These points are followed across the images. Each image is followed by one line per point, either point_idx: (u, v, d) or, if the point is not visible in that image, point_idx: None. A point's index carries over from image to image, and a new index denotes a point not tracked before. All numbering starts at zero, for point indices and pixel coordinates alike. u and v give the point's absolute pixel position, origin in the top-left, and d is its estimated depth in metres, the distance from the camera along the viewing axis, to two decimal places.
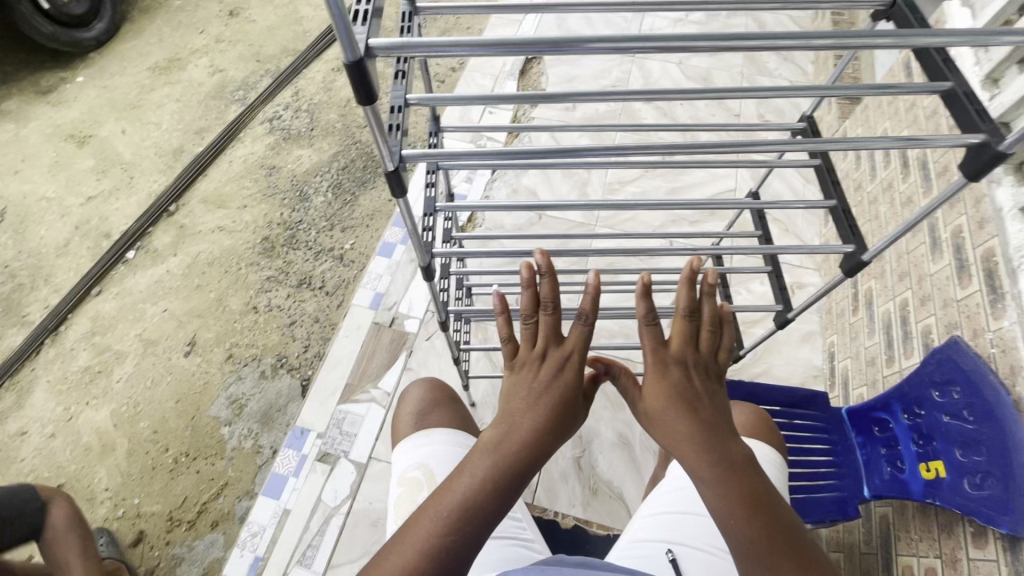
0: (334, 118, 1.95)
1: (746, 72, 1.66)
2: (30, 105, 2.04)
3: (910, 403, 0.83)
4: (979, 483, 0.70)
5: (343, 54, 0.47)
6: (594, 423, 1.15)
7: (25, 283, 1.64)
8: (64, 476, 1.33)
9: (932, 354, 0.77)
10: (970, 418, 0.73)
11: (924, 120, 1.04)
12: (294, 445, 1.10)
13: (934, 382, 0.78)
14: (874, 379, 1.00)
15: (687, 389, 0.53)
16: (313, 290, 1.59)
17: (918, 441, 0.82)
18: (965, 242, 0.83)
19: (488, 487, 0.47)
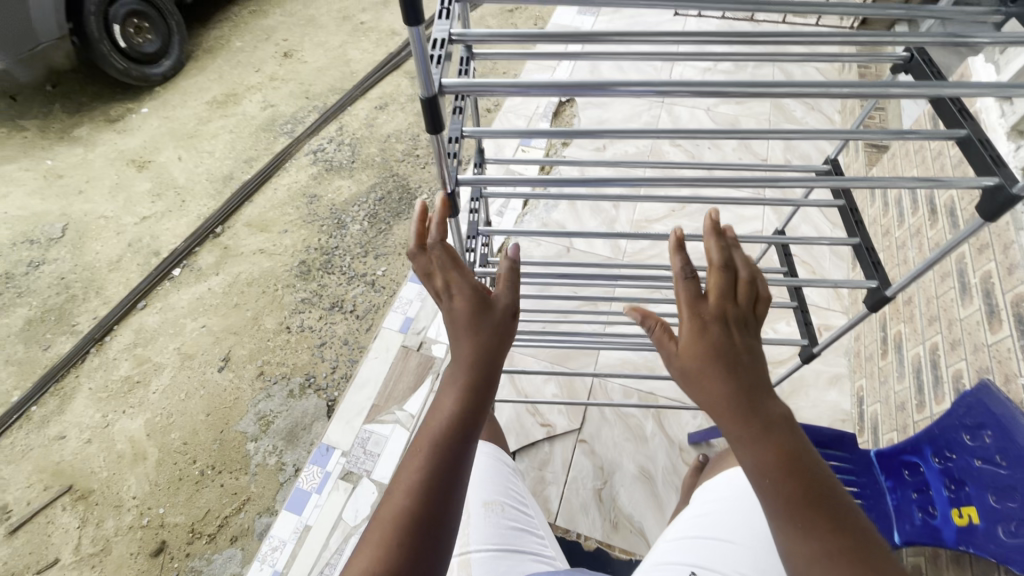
0: (375, 153, 2.06)
1: (773, 119, 1.71)
2: (99, 132, 2.21)
3: (940, 447, 0.82)
4: (1013, 530, 0.69)
5: (420, 91, 0.53)
6: (616, 455, 1.15)
7: (77, 294, 1.74)
8: (96, 482, 1.37)
9: (963, 397, 0.76)
10: (1003, 462, 0.72)
11: (951, 168, 1.06)
12: (318, 462, 1.12)
13: (964, 426, 0.77)
14: (904, 425, 0.98)
15: (719, 346, 0.53)
16: (344, 313, 1.64)
17: (950, 485, 0.81)
18: (995, 287, 0.83)
19: (461, 416, 0.51)
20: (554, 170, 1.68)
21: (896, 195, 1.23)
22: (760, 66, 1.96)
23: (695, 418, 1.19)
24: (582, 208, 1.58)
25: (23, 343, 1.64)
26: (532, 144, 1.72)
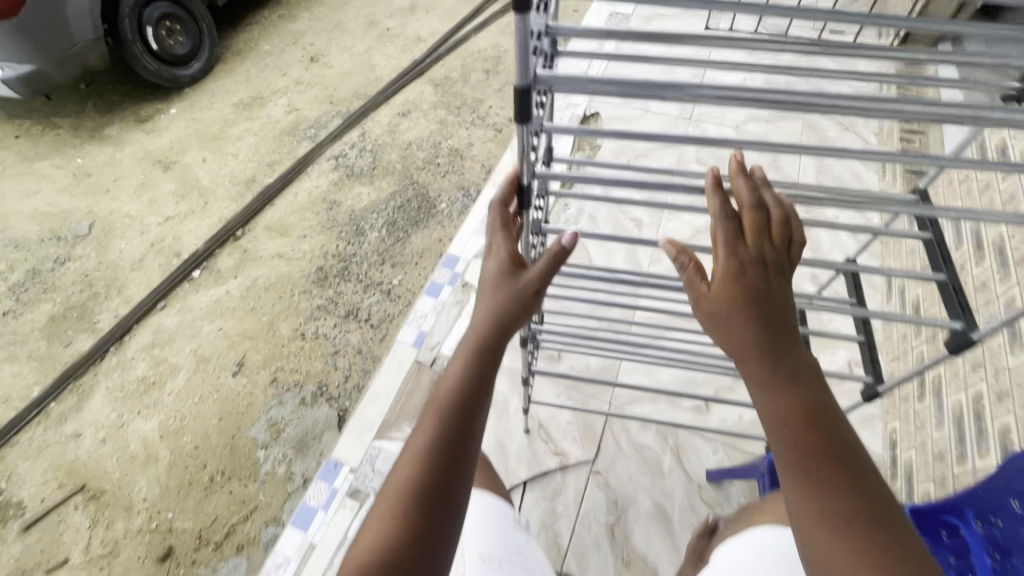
0: (396, 160, 2.05)
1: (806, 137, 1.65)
2: (129, 132, 2.26)
3: (985, 510, 0.76)
4: None
5: (516, 81, 0.50)
6: (630, 489, 1.11)
7: (100, 292, 1.77)
8: (108, 482, 1.38)
9: (1012, 457, 0.73)
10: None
11: (1003, 204, 1.00)
12: (326, 477, 1.10)
13: (1013, 490, 0.73)
14: (943, 476, 0.92)
15: (746, 301, 0.57)
16: (359, 322, 1.64)
17: (994, 553, 0.74)
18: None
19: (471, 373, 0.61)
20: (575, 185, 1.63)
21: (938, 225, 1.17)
22: (792, 81, 1.91)
23: (714, 453, 1.15)
24: (604, 223, 1.53)
25: (46, 340, 1.67)
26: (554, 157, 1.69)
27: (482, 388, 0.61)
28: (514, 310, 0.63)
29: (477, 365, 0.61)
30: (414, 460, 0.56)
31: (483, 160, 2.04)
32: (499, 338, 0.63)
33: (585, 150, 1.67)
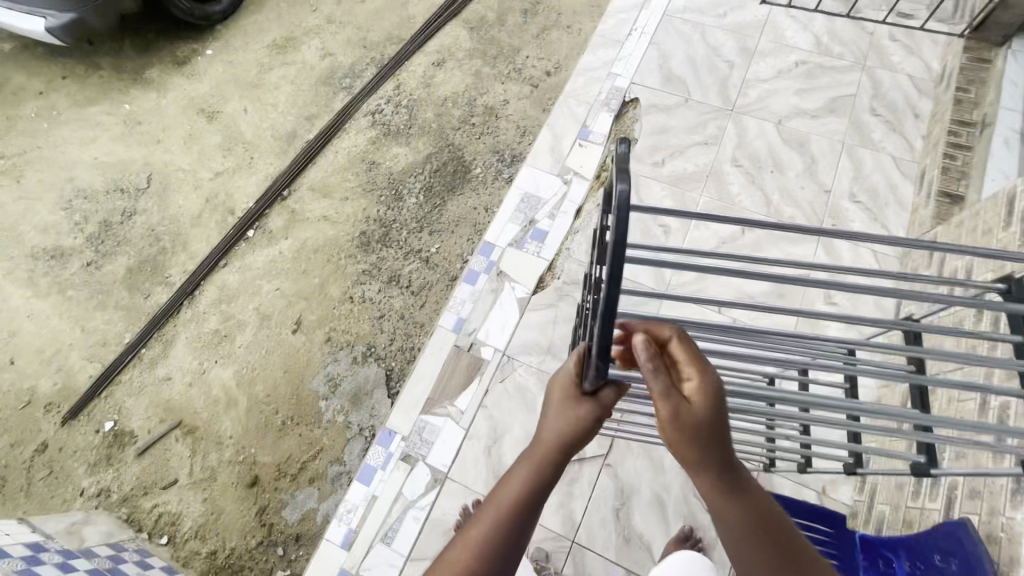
0: (431, 117, 2.05)
1: (847, 141, 1.51)
2: (169, 76, 2.26)
3: (916, 555, 0.88)
4: None
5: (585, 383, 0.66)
6: (636, 480, 1.32)
7: (167, 247, 1.94)
8: (200, 420, 1.67)
9: (943, 526, 0.83)
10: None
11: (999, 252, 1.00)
12: (382, 442, 1.39)
13: (939, 548, 0.84)
14: (898, 502, 1.01)
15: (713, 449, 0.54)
16: (400, 288, 1.79)
17: None
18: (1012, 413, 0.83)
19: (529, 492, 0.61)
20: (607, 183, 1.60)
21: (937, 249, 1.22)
22: None
23: None
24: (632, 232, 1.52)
25: (127, 290, 1.88)
26: (590, 138, 1.66)
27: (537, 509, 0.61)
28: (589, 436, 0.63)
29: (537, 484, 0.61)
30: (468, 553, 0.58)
31: (518, 120, 2.01)
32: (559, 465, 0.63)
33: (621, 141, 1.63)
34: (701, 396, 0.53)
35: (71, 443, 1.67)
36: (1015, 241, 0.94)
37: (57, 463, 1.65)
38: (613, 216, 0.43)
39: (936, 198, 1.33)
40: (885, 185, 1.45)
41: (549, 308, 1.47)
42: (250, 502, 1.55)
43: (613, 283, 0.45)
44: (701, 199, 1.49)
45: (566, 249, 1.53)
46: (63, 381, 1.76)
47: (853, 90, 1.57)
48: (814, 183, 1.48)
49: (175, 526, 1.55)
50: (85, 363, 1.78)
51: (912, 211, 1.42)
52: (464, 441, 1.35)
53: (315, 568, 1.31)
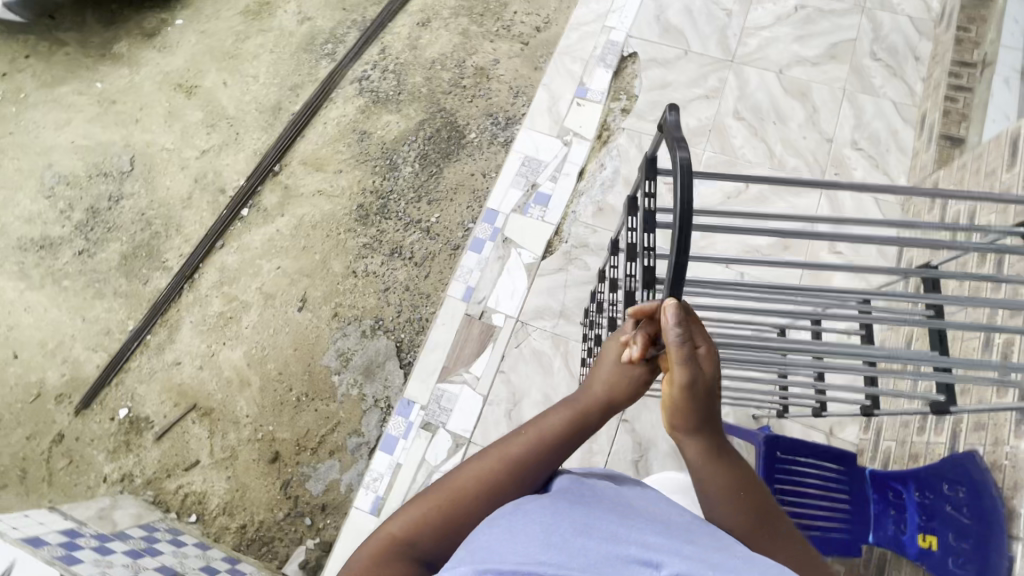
0: (420, 82, 1.99)
1: (848, 89, 1.50)
2: (139, 50, 2.14)
3: (924, 486, 0.95)
4: (961, 564, 0.87)
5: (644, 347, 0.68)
6: (652, 433, 1.37)
7: (160, 231, 1.90)
8: (214, 401, 1.68)
9: (951, 458, 0.89)
10: (967, 515, 0.87)
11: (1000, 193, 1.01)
12: (402, 413, 1.43)
13: (946, 478, 0.90)
14: (904, 439, 1.07)
15: (709, 412, 0.59)
16: (404, 260, 1.78)
17: (922, 515, 0.95)
18: (1012, 354, 0.86)
19: (570, 427, 0.66)
20: (608, 142, 1.58)
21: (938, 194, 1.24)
22: None
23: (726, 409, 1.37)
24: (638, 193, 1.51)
25: (125, 277, 1.85)
26: (588, 96, 1.63)
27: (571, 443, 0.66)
28: (622, 399, 0.68)
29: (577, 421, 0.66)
30: (501, 462, 0.63)
31: (510, 81, 1.95)
32: (603, 411, 0.68)
33: (621, 99, 1.60)
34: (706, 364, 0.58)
35: (87, 432, 1.68)
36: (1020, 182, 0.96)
37: (76, 452, 1.66)
38: (675, 176, 0.49)
39: (938, 141, 1.33)
40: (885, 131, 1.46)
41: (558, 273, 1.48)
42: (273, 477, 1.59)
43: (679, 236, 0.50)
44: (703, 155, 1.49)
45: (572, 212, 1.52)
46: (71, 371, 1.75)
47: (854, 34, 1.55)
48: (816, 132, 1.47)
49: (202, 505, 1.59)
50: (91, 353, 1.77)
51: (912, 157, 1.43)
52: (483, 406, 1.38)
53: (348, 533, 1.36)
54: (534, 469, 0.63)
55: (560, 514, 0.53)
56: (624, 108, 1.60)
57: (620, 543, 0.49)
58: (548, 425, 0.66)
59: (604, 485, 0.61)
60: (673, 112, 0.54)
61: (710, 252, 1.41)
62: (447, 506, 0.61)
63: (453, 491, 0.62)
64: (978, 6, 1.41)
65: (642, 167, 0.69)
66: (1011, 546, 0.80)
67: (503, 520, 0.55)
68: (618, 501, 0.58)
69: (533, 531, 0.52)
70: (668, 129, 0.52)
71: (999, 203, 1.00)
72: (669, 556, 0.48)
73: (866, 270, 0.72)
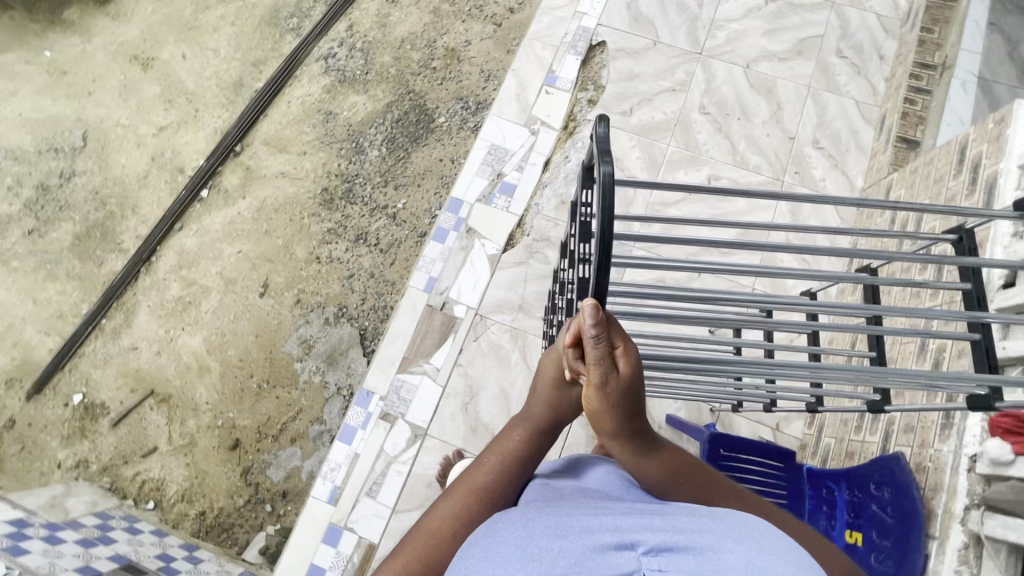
0: (389, 62, 1.93)
1: (813, 86, 1.50)
2: (90, 16, 2.02)
3: (855, 484, 0.99)
4: (880, 560, 0.91)
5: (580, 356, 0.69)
6: None
7: (115, 211, 1.83)
8: (173, 387, 1.65)
9: (880, 458, 0.93)
10: (891, 514, 0.91)
11: (945, 201, 1.04)
12: (361, 404, 1.44)
13: (875, 478, 0.95)
14: (843, 436, 1.11)
15: (633, 413, 0.60)
16: (369, 247, 1.75)
17: (852, 513, 1.00)
18: (943, 362, 0.90)
19: (528, 446, 0.69)
20: (575, 133, 1.57)
21: (891, 196, 1.26)
22: None
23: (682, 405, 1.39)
24: None
25: (78, 258, 1.79)
26: (557, 84, 1.60)
27: (532, 462, 0.69)
28: (566, 413, 0.71)
29: (534, 441, 0.70)
30: (472, 490, 0.65)
31: (481, 64, 1.90)
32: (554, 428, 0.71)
33: (589, 89, 1.58)
34: (628, 371, 0.58)
35: (39, 418, 1.64)
36: (965, 190, 0.98)
37: (28, 438, 1.63)
38: (597, 191, 0.50)
39: (894, 143, 1.35)
40: (848, 130, 1.47)
41: (520, 266, 1.48)
42: (233, 464, 1.58)
43: (602, 249, 0.52)
44: (669, 149, 1.48)
45: (536, 205, 1.51)
46: (22, 356, 1.70)
47: (822, 31, 1.54)
48: (780, 130, 1.48)
49: (161, 492, 1.57)
50: (44, 336, 1.72)
51: (871, 157, 1.44)
52: (441, 398, 1.40)
53: (303, 521, 1.37)
54: (504, 489, 0.66)
55: (530, 523, 0.53)
56: (592, 99, 1.58)
57: (595, 534, 0.50)
58: (506, 448, 0.69)
59: (567, 483, 0.63)
60: (603, 124, 0.54)
61: (672, 247, 1.43)
62: (422, 555, 0.60)
63: (426, 538, 0.61)
64: (942, 7, 1.41)
65: (579, 176, 0.68)
66: (927, 544, 0.85)
67: (475, 549, 0.52)
68: (585, 497, 0.59)
69: (508, 552, 0.50)
70: (596, 143, 0.53)
71: (946, 209, 1.03)
72: (643, 534, 0.49)
73: (810, 277, 0.73)
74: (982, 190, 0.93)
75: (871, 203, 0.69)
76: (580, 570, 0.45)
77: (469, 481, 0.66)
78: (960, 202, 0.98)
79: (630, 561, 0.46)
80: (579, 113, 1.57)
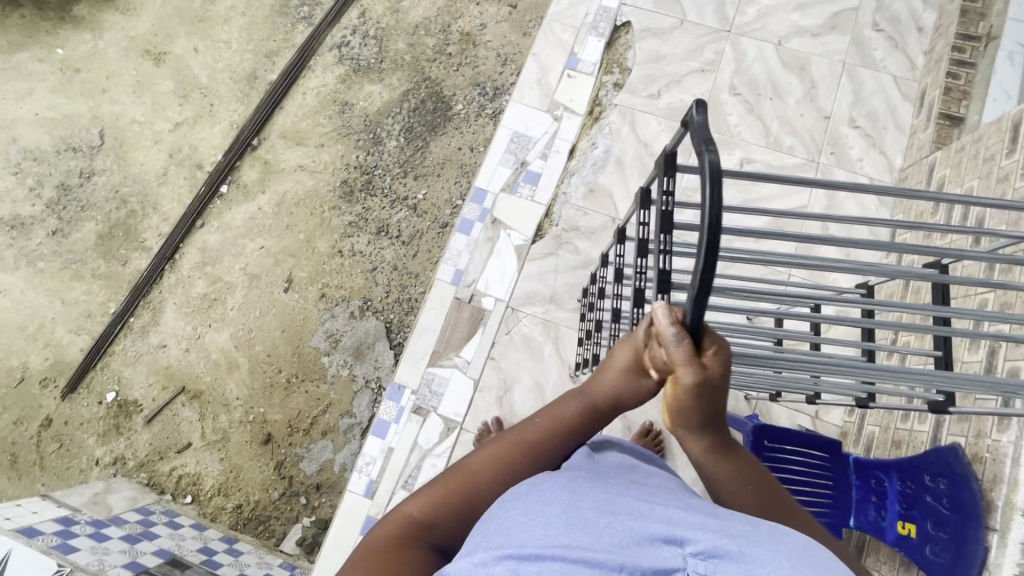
0: (403, 49, 1.89)
1: (848, 61, 1.45)
2: (100, 12, 2.00)
3: (906, 476, 1.00)
4: (937, 551, 0.92)
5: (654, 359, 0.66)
6: (642, 418, 1.37)
7: (136, 209, 1.83)
8: (203, 384, 1.67)
9: (933, 449, 0.94)
10: (946, 505, 0.92)
11: (995, 182, 1.00)
12: (393, 398, 1.46)
13: (928, 469, 0.96)
14: (888, 423, 1.10)
15: (713, 411, 0.59)
16: (391, 239, 1.73)
17: (902, 504, 1.01)
18: (999, 350, 0.88)
19: (584, 420, 0.68)
20: (600, 119, 1.53)
21: (934, 176, 1.22)
22: None
23: None
24: (630, 171, 1.47)
25: (103, 258, 1.80)
26: (579, 68, 1.56)
27: (586, 434, 0.68)
28: (629, 402, 0.67)
29: (591, 415, 0.68)
30: (523, 449, 0.66)
31: (498, 48, 1.85)
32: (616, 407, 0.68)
33: (613, 73, 1.54)
34: (714, 367, 0.56)
35: (76, 416, 1.67)
36: (1018, 169, 0.95)
37: (66, 435, 1.66)
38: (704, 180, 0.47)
39: (936, 120, 1.31)
40: (885, 108, 1.42)
41: (548, 257, 1.47)
42: (266, 458, 1.60)
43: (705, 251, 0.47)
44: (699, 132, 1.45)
45: (562, 194, 1.49)
46: (54, 356, 1.72)
47: (856, 3, 1.48)
48: (813, 110, 1.43)
49: (197, 486, 1.60)
50: (74, 336, 1.74)
51: (909, 135, 1.39)
52: (475, 392, 1.41)
53: (341, 517, 1.40)
54: (544, 454, 0.66)
55: (578, 493, 0.53)
56: (617, 82, 1.54)
57: (642, 521, 0.49)
58: (560, 416, 0.68)
59: (616, 462, 0.65)
60: (701, 110, 0.52)
61: (703, 235, 1.40)
62: (462, 487, 0.63)
63: (466, 473, 0.64)
64: None
65: (659, 164, 0.65)
66: (985, 536, 0.84)
67: (519, 502, 0.54)
68: (634, 479, 0.60)
69: (550, 513, 0.51)
70: (693, 130, 0.51)
71: (998, 189, 0.99)
72: (696, 532, 0.47)
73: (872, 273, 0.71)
74: None
75: (951, 198, 0.65)
76: (620, 556, 0.45)
77: (514, 436, 0.67)
78: (1014, 182, 0.95)
79: (674, 558, 0.46)
80: (604, 97, 1.53)
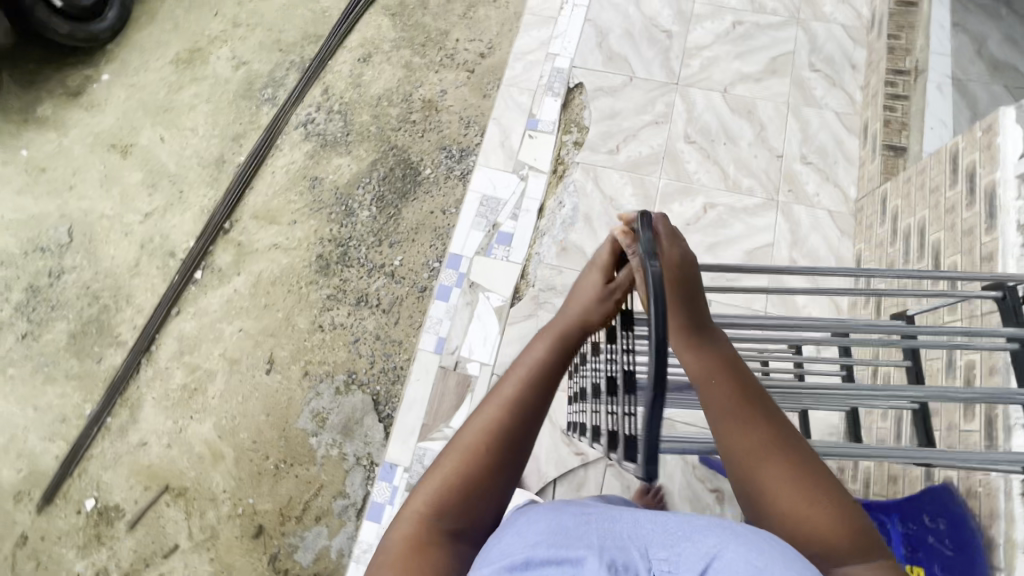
0: (368, 120, 1.93)
1: (791, 102, 1.53)
2: (65, 111, 2.02)
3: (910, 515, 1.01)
4: None
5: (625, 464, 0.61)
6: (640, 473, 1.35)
7: (109, 304, 1.80)
8: (188, 480, 1.61)
9: (929, 490, 0.98)
10: (949, 546, 0.94)
11: (944, 212, 1.06)
12: (385, 478, 1.51)
13: (926, 511, 0.99)
14: None
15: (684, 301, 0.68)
16: (371, 308, 1.72)
17: (907, 547, 1.01)
18: None
19: (554, 352, 0.69)
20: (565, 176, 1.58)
21: (887, 205, 1.28)
22: None
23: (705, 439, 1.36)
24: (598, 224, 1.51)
25: (75, 357, 1.75)
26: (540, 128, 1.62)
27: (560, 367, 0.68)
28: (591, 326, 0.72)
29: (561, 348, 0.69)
30: (503, 406, 0.64)
31: (459, 111, 1.90)
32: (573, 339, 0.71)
33: (572, 131, 1.60)
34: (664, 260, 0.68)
35: (53, 530, 1.59)
36: (963, 200, 1.00)
37: (43, 552, 1.57)
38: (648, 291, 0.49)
39: (882, 151, 1.37)
40: (833, 142, 1.49)
41: (529, 318, 1.50)
42: (258, 553, 1.53)
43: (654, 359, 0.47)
44: (660, 182, 1.51)
45: (536, 254, 1.52)
46: (28, 467, 1.65)
47: (791, 47, 1.57)
48: (766, 150, 1.49)
49: None
50: (48, 444, 1.67)
51: (860, 166, 1.46)
52: None
53: None
54: (533, 404, 0.64)
55: (558, 505, 0.57)
56: (577, 140, 1.59)
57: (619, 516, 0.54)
58: (531, 357, 0.68)
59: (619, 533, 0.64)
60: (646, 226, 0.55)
61: None
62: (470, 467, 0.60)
63: (462, 450, 0.62)
64: (905, 13, 1.45)
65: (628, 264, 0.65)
66: None
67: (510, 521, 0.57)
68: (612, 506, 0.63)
69: (538, 522, 0.53)
70: (640, 242, 0.54)
71: (948, 219, 1.04)
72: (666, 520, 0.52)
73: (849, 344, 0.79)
74: (983, 201, 0.95)
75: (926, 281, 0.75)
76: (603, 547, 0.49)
77: (496, 402, 0.64)
78: (961, 213, 1.00)
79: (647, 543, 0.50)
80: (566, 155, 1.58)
